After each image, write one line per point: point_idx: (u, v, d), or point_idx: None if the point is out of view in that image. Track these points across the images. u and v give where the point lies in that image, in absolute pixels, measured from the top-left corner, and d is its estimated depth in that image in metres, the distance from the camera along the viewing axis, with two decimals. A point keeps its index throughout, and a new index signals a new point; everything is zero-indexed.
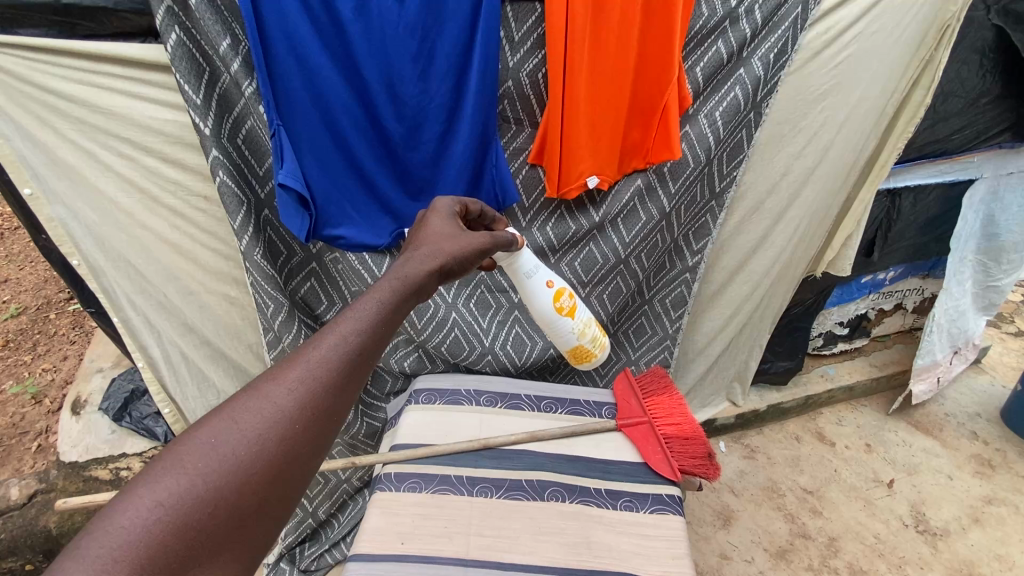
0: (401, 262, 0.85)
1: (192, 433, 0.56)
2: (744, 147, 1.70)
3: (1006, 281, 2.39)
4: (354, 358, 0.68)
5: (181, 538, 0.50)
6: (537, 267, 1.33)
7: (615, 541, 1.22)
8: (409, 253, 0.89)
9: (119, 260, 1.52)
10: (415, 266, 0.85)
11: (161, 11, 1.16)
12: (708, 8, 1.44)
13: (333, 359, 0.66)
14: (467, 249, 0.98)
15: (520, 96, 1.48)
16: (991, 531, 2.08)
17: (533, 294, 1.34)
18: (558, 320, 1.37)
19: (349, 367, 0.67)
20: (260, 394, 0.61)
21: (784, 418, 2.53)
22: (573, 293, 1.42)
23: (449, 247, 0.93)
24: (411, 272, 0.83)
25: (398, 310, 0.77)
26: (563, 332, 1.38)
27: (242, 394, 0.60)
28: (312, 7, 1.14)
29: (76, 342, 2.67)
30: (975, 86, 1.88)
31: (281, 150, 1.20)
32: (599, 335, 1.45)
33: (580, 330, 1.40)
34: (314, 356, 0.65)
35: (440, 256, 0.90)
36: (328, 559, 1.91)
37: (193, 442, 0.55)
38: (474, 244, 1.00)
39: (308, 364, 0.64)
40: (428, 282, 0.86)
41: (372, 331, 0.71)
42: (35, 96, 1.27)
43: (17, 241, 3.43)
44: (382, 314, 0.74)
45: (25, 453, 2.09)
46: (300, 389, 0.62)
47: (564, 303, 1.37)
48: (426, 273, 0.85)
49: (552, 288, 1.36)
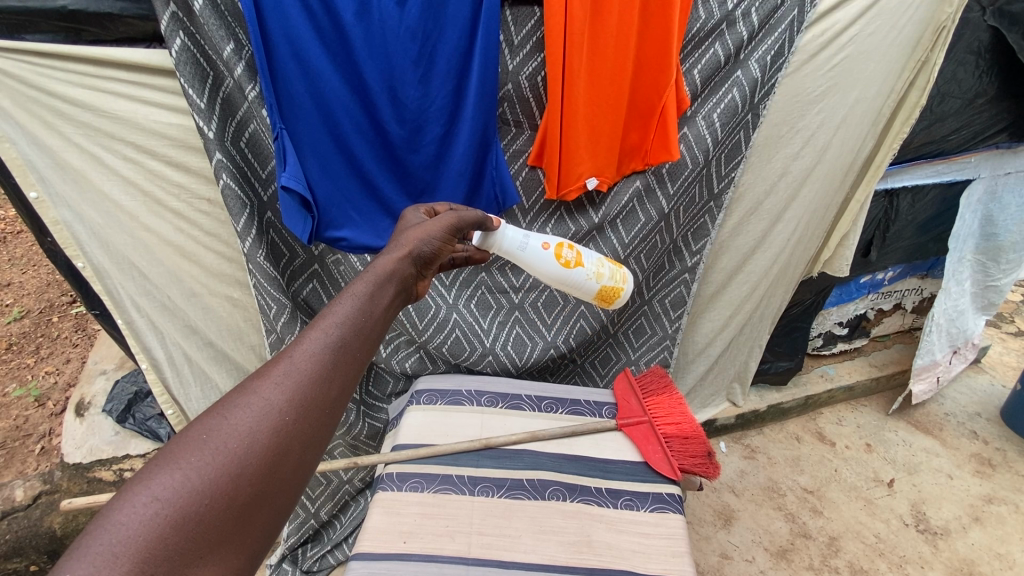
0: (377, 259, 0.87)
1: (184, 433, 0.58)
2: (742, 149, 1.71)
3: (1005, 280, 2.40)
4: (340, 350, 0.69)
5: (180, 530, 0.52)
6: (526, 237, 1.34)
7: (615, 540, 1.23)
8: (385, 251, 0.92)
9: (123, 263, 1.54)
10: (389, 261, 0.87)
11: (166, 16, 1.18)
12: (704, 11, 1.46)
13: (319, 352, 0.67)
14: (441, 242, 1.00)
15: (520, 99, 1.49)
16: (992, 530, 2.08)
17: (538, 263, 1.36)
18: (571, 273, 1.40)
19: (336, 358, 0.68)
20: (248, 391, 0.62)
21: (784, 418, 2.53)
22: (571, 242, 1.43)
23: (422, 241, 0.96)
24: (385, 267, 0.85)
25: (380, 302, 0.79)
26: (582, 283, 1.42)
27: (231, 392, 0.62)
28: (314, 12, 1.16)
29: (79, 344, 2.69)
30: (972, 86, 1.89)
31: (284, 153, 1.21)
32: (615, 268, 1.48)
33: (594, 272, 1.42)
34: (300, 350, 0.66)
35: (411, 248, 0.93)
36: (330, 560, 1.91)
37: (185, 441, 0.57)
38: (446, 235, 1.03)
39: (294, 358, 0.65)
40: (405, 275, 0.89)
41: (356, 323, 0.73)
42: (41, 101, 1.29)
43: (20, 245, 3.45)
44: (365, 306, 0.75)
45: (29, 454, 2.11)
46: (287, 382, 0.63)
47: (568, 255, 1.39)
48: (400, 266, 0.87)
49: (550, 248, 1.37)
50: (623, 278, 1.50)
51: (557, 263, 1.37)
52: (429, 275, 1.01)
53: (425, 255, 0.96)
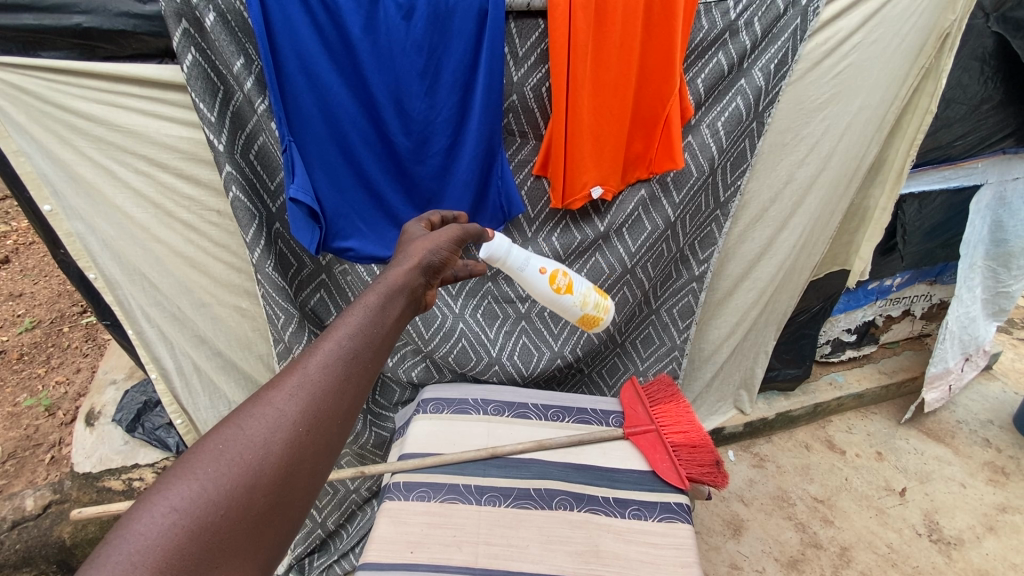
0: (389, 270, 0.88)
1: (198, 445, 0.58)
2: (747, 157, 1.72)
3: (1017, 286, 2.36)
4: (353, 361, 0.70)
5: (197, 539, 0.52)
6: (525, 258, 1.35)
7: (623, 549, 1.22)
8: (394, 263, 0.92)
9: (134, 274, 1.56)
10: (398, 272, 0.88)
11: (178, 33, 1.20)
12: (707, 21, 1.46)
13: (331, 363, 0.68)
14: (446, 251, 1.01)
15: (525, 109, 1.50)
16: (1007, 540, 2.05)
17: (531, 284, 1.36)
18: (560, 299, 1.40)
19: (347, 369, 0.69)
20: (262, 402, 0.62)
21: (794, 427, 2.52)
22: (566, 267, 1.43)
23: (428, 250, 0.96)
24: (395, 278, 0.86)
25: (390, 313, 0.80)
26: (566, 308, 1.42)
27: (246, 403, 0.62)
28: (322, 26, 1.18)
29: (88, 354, 2.72)
30: (978, 92, 1.89)
31: (292, 165, 1.23)
32: (601, 298, 1.48)
33: (582, 301, 1.43)
34: (313, 361, 0.67)
35: (418, 259, 0.94)
36: (338, 569, 1.92)
37: (202, 451, 0.57)
38: (452, 244, 1.03)
39: (308, 369, 0.66)
40: (414, 286, 0.90)
41: (367, 335, 0.73)
42: (55, 116, 1.31)
43: (31, 256, 3.50)
44: (376, 317, 0.76)
45: (39, 464, 2.15)
46: (301, 393, 0.64)
47: (561, 282, 1.39)
48: (406, 276, 0.88)
49: (546, 273, 1.37)
50: (607, 308, 1.51)
51: (550, 288, 1.37)
52: (436, 284, 1.01)
53: (433, 266, 0.97)
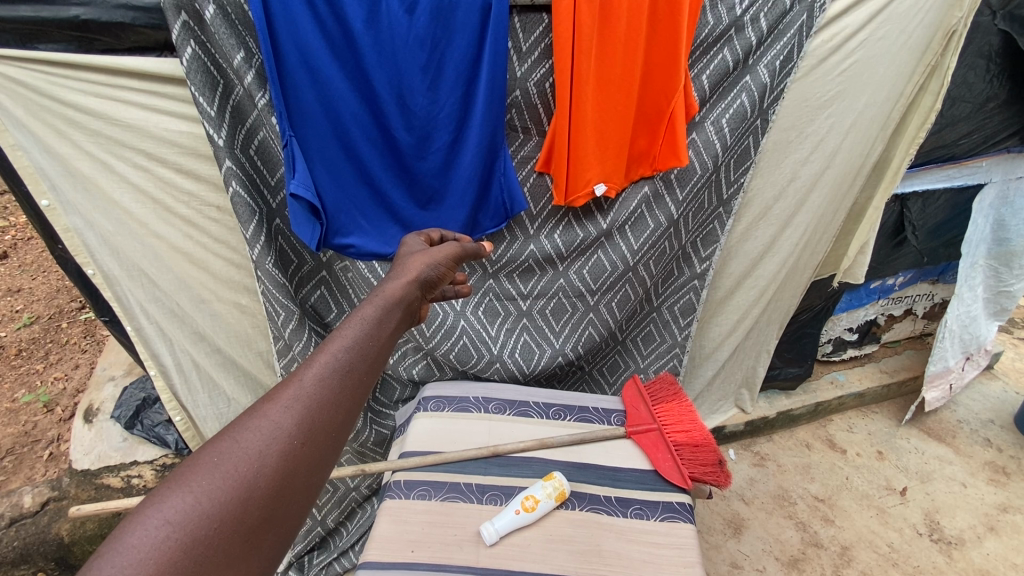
0: (385, 283, 0.88)
1: (192, 458, 0.57)
2: (751, 154, 1.71)
3: (1019, 285, 2.35)
4: (348, 374, 0.69)
5: (189, 553, 0.51)
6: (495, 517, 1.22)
7: (625, 549, 1.21)
8: (391, 276, 0.92)
9: (133, 270, 1.55)
10: (394, 285, 0.88)
11: (177, 25, 1.18)
12: (713, 16, 1.44)
13: (328, 376, 0.67)
14: (442, 265, 1.01)
15: (528, 105, 1.49)
16: (1008, 540, 2.04)
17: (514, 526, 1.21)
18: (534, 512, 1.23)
19: (343, 382, 0.68)
20: (258, 414, 0.61)
21: (795, 426, 2.52)
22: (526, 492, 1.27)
23: (425, 264, 0.97)
24: (392, 291, 0.86)
25: (386, 326, 0.79)
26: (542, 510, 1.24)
27: (242, 415, 0.61)
28: (323, 20, 1.17)
29: (88, 350, 2.71)
30: (983, 91, 1.87)
31: (293, 160, 1.22)
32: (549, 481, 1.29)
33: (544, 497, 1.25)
34: (310, 373, 0.67)
35: (416, 272, 0.94)
36: (337, 567, 1.91)
37: (196, 464, 0.56)
38: (447, 259, 1.04)
39: (303, 383, 0.65)
40: (412, 299, 0.90)
41: (362, 348, 0.73)
42: (53, 109, 1.30)
43: (30, 251, 3.49)
44: (372, 331, 0.76)
45: (37, 461, 2.13)
46: (297, 405, 0.63)
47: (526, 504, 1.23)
48: (403, 289, 0.88)
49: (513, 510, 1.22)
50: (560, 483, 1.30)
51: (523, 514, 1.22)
52: (431, 299, 1.01)
53: (430, 280, 0.97)
